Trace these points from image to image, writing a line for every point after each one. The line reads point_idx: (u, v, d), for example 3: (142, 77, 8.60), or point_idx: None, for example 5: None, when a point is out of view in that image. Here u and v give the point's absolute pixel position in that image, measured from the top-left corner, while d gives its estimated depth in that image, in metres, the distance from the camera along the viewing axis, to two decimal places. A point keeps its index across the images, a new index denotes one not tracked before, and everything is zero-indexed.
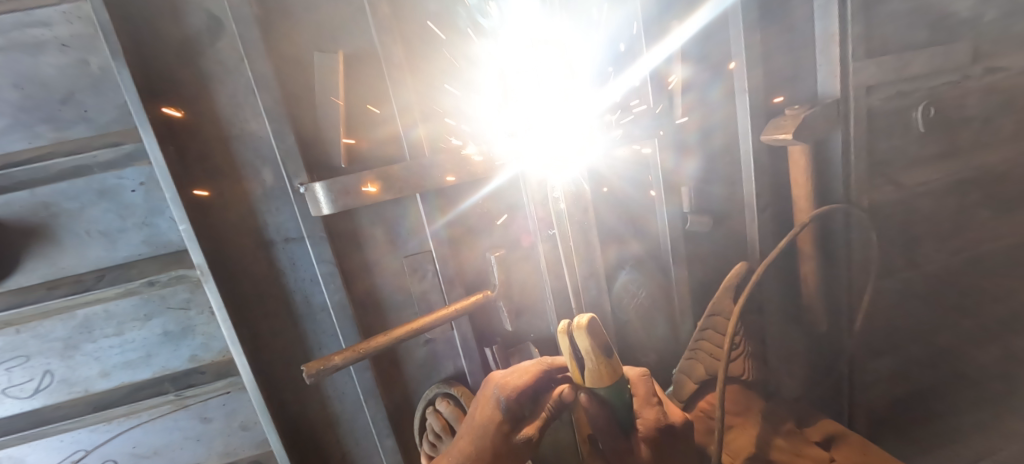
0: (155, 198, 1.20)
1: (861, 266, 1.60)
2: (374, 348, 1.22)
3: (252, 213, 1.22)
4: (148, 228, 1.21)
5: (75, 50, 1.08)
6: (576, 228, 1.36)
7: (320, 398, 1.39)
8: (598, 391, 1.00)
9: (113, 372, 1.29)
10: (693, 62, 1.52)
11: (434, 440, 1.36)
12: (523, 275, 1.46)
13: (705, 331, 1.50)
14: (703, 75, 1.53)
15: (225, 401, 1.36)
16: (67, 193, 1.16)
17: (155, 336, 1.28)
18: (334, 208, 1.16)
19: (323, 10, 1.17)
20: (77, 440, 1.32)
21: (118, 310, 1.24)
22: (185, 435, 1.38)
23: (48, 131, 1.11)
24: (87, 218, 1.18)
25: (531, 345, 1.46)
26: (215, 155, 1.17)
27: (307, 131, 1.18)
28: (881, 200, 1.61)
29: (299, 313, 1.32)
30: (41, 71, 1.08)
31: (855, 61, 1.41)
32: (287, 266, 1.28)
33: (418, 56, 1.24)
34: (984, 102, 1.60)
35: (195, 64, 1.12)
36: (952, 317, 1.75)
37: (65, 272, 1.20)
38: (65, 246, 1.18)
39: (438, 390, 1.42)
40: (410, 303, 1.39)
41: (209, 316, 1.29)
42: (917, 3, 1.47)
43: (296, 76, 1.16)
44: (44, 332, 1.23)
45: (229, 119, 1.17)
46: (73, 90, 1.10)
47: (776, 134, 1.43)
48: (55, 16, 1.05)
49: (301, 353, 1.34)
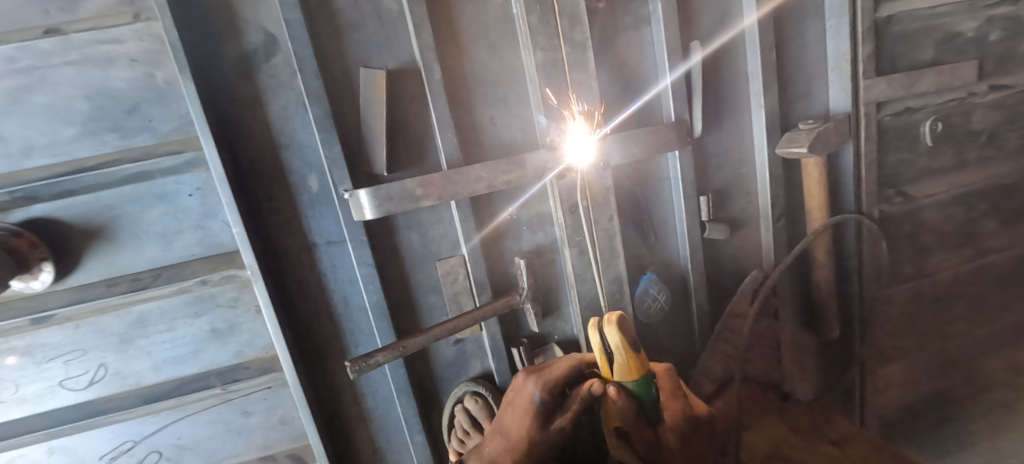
0: (209, 202, 1.27)
1: (872, 273, 1.66)
2: (412, 346, 1.32)
3: (298, 217, 1.30)
4: (201, 230, 1.29)
5: (143, 65, 1.17)
6: (601, 235, 1.44)
7: (355, 395, 1.46)
8: (626, 384, 1.03)
9: (163, 367, 1.36)
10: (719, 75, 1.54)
11: (463, 436, 1.44)
12: (549, 280, 1.52)
13: (722, 333, 1.60)
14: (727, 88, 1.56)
15: (266, 396, 1.43)
16: (129, 197, 1.24)
17: (204, 333, 1.35)
18: (377, 213, 1.23)
19: (370, 29, 1.26)
20: (126, 431, 1.39)
21: (170, 307, 1.32)
22: (228, 428, 1.44)
23: (114, 139, 1.19)
24: (146, 220, 1.26)
25: (555, 346, 1.54)
26: (266, 163, 1.25)
27: (353, 141, 1.27)
28: (894, 211, 1.67)
29: (338, 313, 1.38)
30: (112, 84, 1.16)
31: (867, 78, 1.48)
32: (328, 267, 1.35)
33: (454, 72, 1.33)
34: (987, 119, 1.68)
35: (251, 78, 1.20)
36: (957, 324, 1.83)
37: (124, 271, 1.28)
38: (124, 246, 1.26)
39: (467, 388, 1.48)
40: (442, 304, 1.47)
41: (254, 314, 1.36)
42: (926, 24, 1.55)
43: (345, 91, 1.26)
44: (102, 327, 1.31)
45: (280, 129, 1.25)
46: (139, 102, 1.18)
47: (790, 147, 1.50)
48: (128, 33, 1.14)
49: (339, 350, 1.41)
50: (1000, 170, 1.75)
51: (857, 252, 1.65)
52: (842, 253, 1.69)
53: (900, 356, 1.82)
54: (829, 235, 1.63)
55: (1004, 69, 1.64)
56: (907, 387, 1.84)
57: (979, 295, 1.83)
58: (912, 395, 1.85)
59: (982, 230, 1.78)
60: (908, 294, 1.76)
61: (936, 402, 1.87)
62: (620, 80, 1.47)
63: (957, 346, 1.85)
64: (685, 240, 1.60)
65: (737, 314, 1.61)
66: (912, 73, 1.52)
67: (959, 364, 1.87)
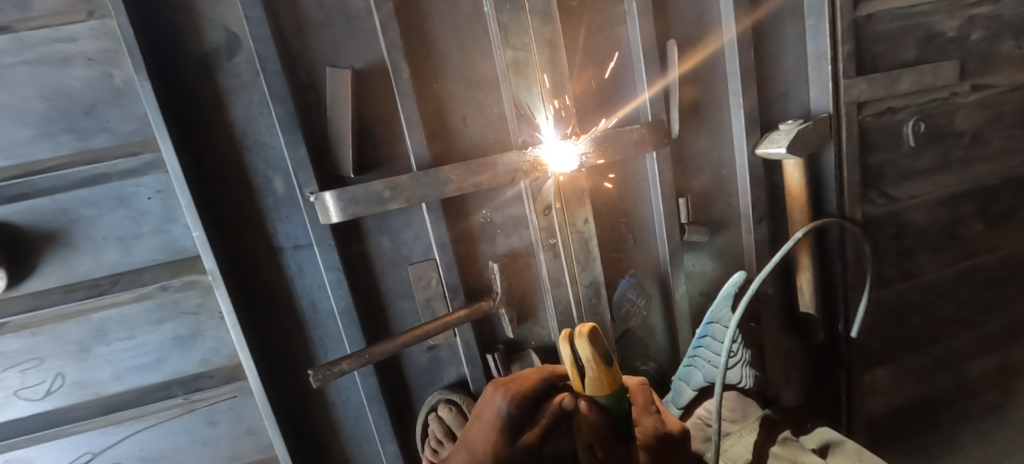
0: (170, 205, 1.24)
1: (857, 276, 1.63)
2: (379, 353, 1.28)
3: (262, 221, 1.26)
4: (163, 234, 1.25)
5: (100, 64, 1.13)
6: (576, 238, 1.41)
7: (325, 404, 1.41)
8: (597, 399, 1.01)
9: (124, 375, 1.32)
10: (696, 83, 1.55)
11: (435, 447, 1.38)
12: (524, 284, 1.49)
13: (703, 336, 1.56)
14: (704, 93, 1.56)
15: (232, 405, 1.39)
16: (87, 200, 1.20)
17: (167, 340, 1.31)
18: (344, 216, 1.20)
19: (337, 28, 1.23)
20: (86, 442, 1.35)
21: (131, 314, 1.28)
22: (193, 438, 1.40)
23: (71, 141, 1.16)
24: (106, 224, 1.22)
25: (532, 352, 1.48)
26: (230, 166, 1.22)
27: (319, 143, 1.24)
28: (878, 213, 1.63)
29: (306, 319, 1.34)
30: (67, 83, 1.13)
31: (846, 78, 1.46)
32: (295, 272, 1.31)
33: (423, 73, 1.30)
34: (970, 119, 1.66)
35: (214, 78, 1.17)
36: (945, 327, 1.80)
37: (82, 276, 1.24)
38: (82, 251, 1.22)
39: (440, 396, 1.44)
40: (415, 310, 1.43)
41: (219, 321, 1.32)
42: (907, 23, 1.53)
43: (310, 91, 1.22)
44: (60, 334, 1.26)
45: (244, 130, 1.21)
46: (96, 102, 1.15)
47: (770, 148, 1.48)
48: (83, 32, 1.10)
49: (308, 358, 1.37)
50: (985, 171, 1.72)
51: (841, 254, 1.62)
52: (826, 255, 1.66)
53: (888, 361, 1.78)
54: (812, 238, 1.61)
55: (986, 68, 1.63)
56: (894, 392, 1.80)
57: (965, 297, 1.80)
58: (900, 401, 1.81)
59: (968, 231, 1.76)
60: (893, 298, 1.73)
61: (923, 406, 1.83)
62: (597, 79, 1.45)
63: (945, 349, 1.82)
64: (665, 245, 1.56)
65: None
66: (893, 72, 1.50)
67: (946, 367, 1.83)
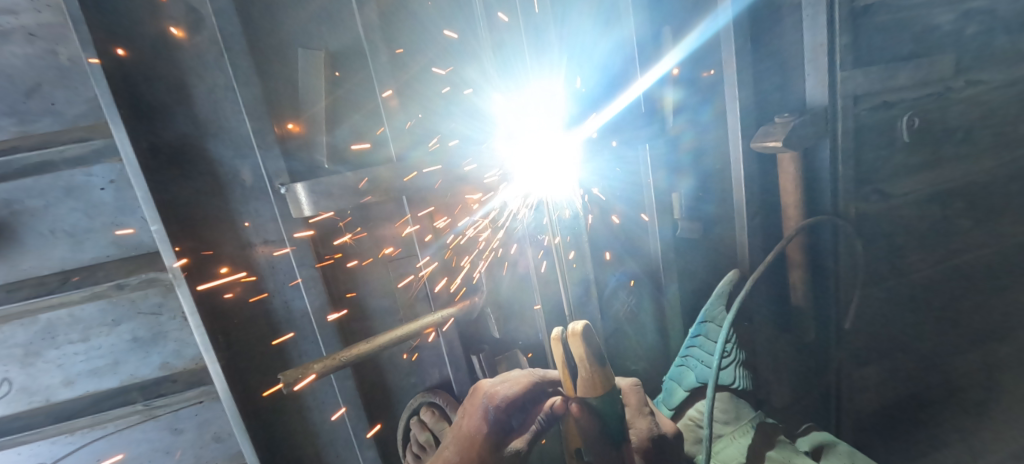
0: (125, 196, 1.14)
1: (848, 276, 1.57)
2: (353, 356, 1.17)
3: (229, 215, 1.16)
4: (118, 228, 1.15)
5: (44, 41, 1.03)
6: (567, 233, 1.34)
7: (298, 410, 1.32)
8: (591, 401, 0.97)
9: (77, 381, 1.22)
10: (683, 86, 1.50)
11: (418, 451, 1.33)
12: (512, 286, 1.42)
13: (697, 337, 1.44)
14: (693, 100, 1.52)
15: (197, 411, 1.31)
16: (31, 190, 1.10)
17: (123, 343, 1.22)
18: (317, 210, 1.13)
19: (310, 7, 1.15)
20: (35, 453, 1.27)
21: (84, 315, 1.19)
22: (154, 448, 1.31)
23: (12, 125, 1.05)
24: (53, 217, 1.12)
25: (518, 352, 1.42)
26: (191, 154, 1.11)
27: (289, 134, 1.15)
28: (866, 210, 1.56)
29: (278, 320, 1.26)
30: (7, 61, 1.02)
31: (843, 71, 1.38)
32: (265, 269, 1.22)
33: (404, 63, 1.24)
34: (965, 114, 1.58)
35: (172, 59, 1.06)
36: (940, 325, 1.71)
37: (27, 274, 1.14)
38: (27, 246, 1.12)
39: (422, 399, 1.38)
40: (396, 311, 1.35)
41: (181, 322, 1.23)
42: (904, 15, 1.44)
43: (280, 77, 1.14)
44: (4, 337, 1.16)
45: (206, 117, 1.11)
46: (39, 82, 1.04)
47: (766, 142, 1.40)
48: (23, 4, 1.00)
49: (280, 362, 1.27)
50: (977, 170, 1.66)
51: (834, 253, 1.55)
52: (819, 252, 1.59)
53: (878, 358, 1.73)
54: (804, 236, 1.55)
55: (983, 62, 1.54)
56: (882, 389, 1.76)
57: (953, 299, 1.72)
58: (886, 396, 1.76)
59: (959, 230, 1.68)
60: (883, 295, 1.67)
61: (911, 402, 1.77)
62: (588, 72, 1.41)
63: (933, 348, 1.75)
64: (658, 248, 1.55)
65: (712, 319, 1.43)
66: (890, 66, 1.42)
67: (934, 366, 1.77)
